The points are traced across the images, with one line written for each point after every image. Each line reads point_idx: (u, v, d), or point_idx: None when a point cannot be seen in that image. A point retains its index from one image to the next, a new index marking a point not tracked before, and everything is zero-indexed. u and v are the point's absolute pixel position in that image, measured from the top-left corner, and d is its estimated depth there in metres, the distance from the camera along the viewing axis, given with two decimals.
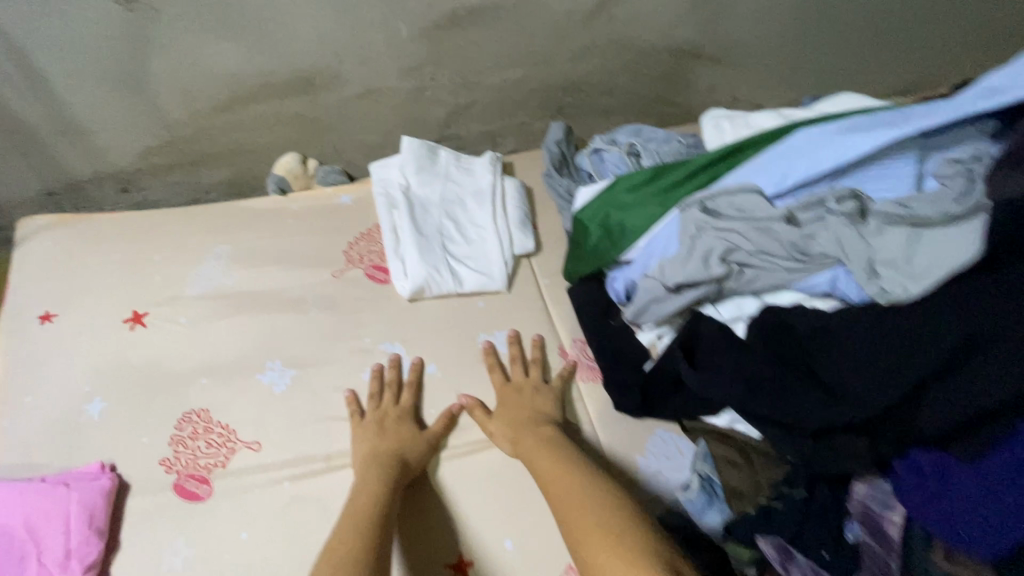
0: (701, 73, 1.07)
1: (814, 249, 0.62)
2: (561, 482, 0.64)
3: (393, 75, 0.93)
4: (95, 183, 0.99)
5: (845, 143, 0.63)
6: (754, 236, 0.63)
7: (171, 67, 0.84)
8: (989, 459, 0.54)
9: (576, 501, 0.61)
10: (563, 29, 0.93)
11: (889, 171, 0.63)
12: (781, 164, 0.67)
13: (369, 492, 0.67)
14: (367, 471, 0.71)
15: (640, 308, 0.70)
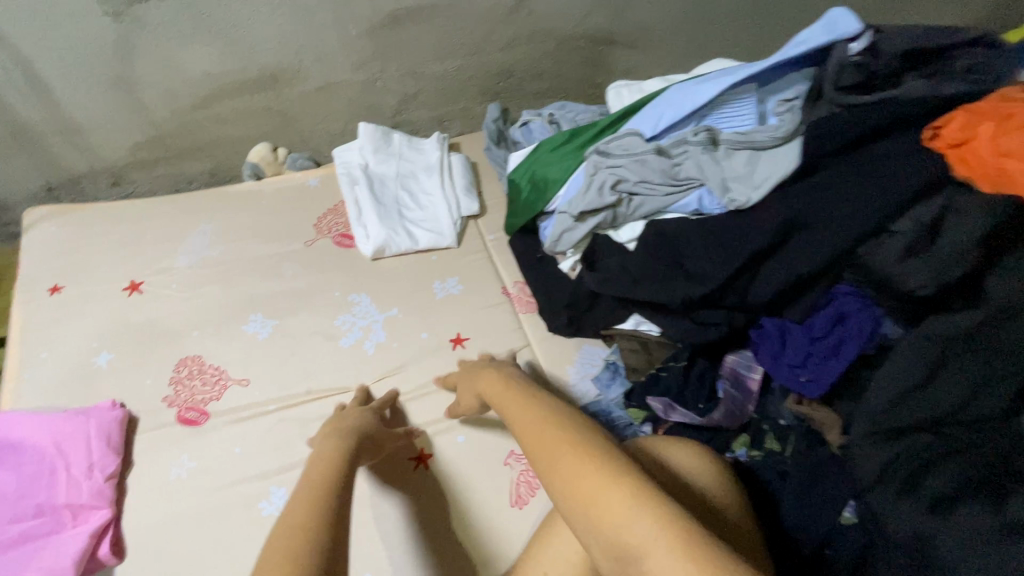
0: (618, 57, 1.24)
1: (682, 174, 0.78)
2: (524, 413, 0.55)
3: (347, 69, 1.09)
4: (90, 177, 1.13)
5: (701, 91, 0.80)
6: (636, 168, 0.80)
7: (153, 70, 0.99)
8: (813, 318, 0.71)
9: (540, 421, 0.52)
10: (491, 23, 1.10)
11: (738, 111, 0.80)
12: (656, 113, 0.84)
13: (332, 450, 0.61)
14: (326, 440, 0.66)
15: (556, 239, 0.85)
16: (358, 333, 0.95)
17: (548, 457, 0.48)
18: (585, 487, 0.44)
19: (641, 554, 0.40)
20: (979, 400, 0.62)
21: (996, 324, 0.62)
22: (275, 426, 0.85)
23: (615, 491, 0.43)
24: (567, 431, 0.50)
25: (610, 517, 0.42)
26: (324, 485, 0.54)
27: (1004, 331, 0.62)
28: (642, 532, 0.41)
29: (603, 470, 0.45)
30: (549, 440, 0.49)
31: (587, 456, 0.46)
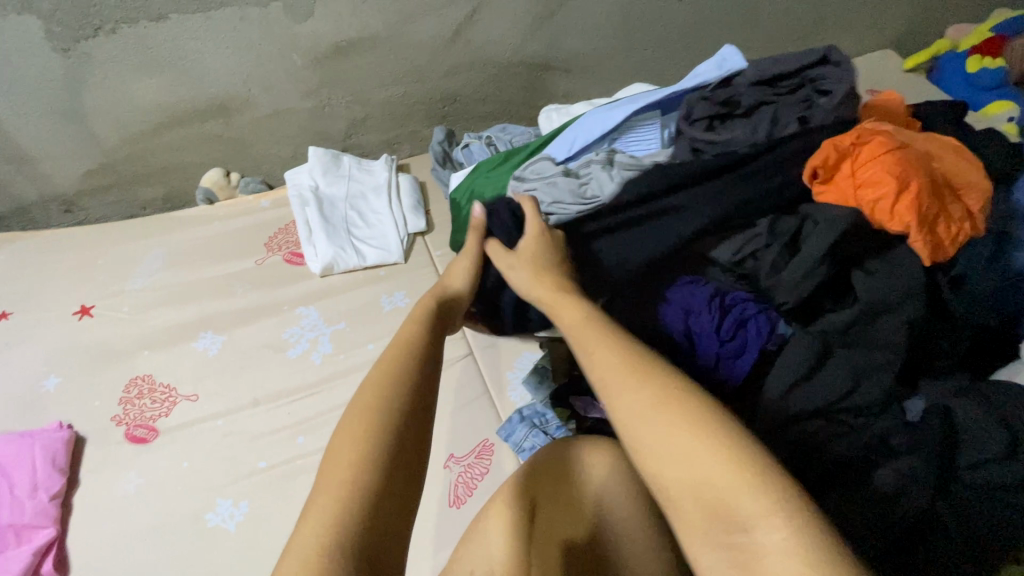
0: (556, 80, 1.32)
1: (589, 193, 0.85)
2: (604, 359, 0.52)
3: (295, 97, 1.14)
4: (42, 205, 1.15)
5: (608, 117, 0.92)
6: (548, 190, 0.86)
7: (103, 101, 1.03)
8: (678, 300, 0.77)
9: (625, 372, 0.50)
10: (432, 52, 1.16)
11: (642, 135, 0.92)
12: (571, 137, 0.95)
13: (375, 406, 0.51)
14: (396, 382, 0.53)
15: None
16: (304, 345, 0.99)
17: (641, 420, 0.46)
18: (699, 460, 0.43)
19: (750, 531, 0.39)
20: (865, 388, 0.69)
21: (869, 321, 0.71)
22: (223, 441, 0.87)
23: (726, 464, 0.42)
24: (665, 397, 0.47)
25: (720, 490, 0.41)
26: (361, 473, 0.46)
27: (874, 327, 0.71)
28: (764, 512, 0.40)
29: (724, 448, 0.43)
30: (652, 405, 0.47)
31: (700, 427, 0.44)
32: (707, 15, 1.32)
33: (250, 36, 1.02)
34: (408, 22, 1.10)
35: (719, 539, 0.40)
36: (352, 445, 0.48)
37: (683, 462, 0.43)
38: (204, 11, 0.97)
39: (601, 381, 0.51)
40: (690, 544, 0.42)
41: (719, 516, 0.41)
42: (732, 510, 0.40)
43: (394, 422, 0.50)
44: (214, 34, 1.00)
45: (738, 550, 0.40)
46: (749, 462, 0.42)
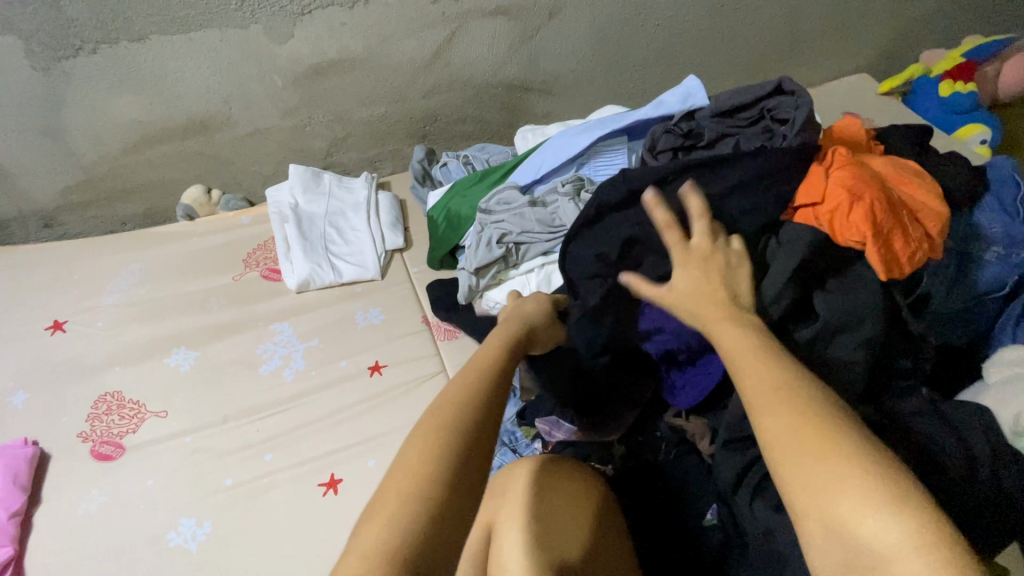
0: (535, 101, 1.34)
1: (558, 222, 0.90)
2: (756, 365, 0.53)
3: (275, 116, 1.16)
4: (21, 220, 1.16)
5: (573, 144, 0.95)
6: (516, 222, 0.91)
7: (82, 119, 1.04)
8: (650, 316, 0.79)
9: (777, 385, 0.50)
10: (411, 73, 1.19)
11: (607, 160, 0.95)
12: (539, 164, 0.98)
13: (449, 430, 0.49)
14: (461, 403, 0.52)
15: (467, 293, 0.94)
16: (277, 361, 0.99)
17: (790, 441, 0.47)
18: (847, 494, 0.42)
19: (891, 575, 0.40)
20: None
21: (827, 340, 0.71)
22: (189, 458, 0.87)
23: (872, 505, 0.42)
24: (812, 414, 0.47)
25: (860, 530, 0.41)
26: (431, 490, 0.45)
27: (833, 346, 0.71)
28: (913, 562, 0.39)
29: (881, 489, 0.42)
30: (803, 430, 0.46)
31: (856, 459, 0.44)
32: (682, 40, 1.36)
33: (230, 56, 1.04)
34: (387, 44, 1.12)
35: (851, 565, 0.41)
36: (422, 461, 0.47)
37: (828, 493, 0.43)
38: (184, 31, 0.98)
39: (752, 398, 0.51)
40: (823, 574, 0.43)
41: (857, 553, 0.41)
42: (878, 554, 0.40)
43: (462, 448, 0.48)
44: (194, 54, 1.02)
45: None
46: (907, 501, 0.41)
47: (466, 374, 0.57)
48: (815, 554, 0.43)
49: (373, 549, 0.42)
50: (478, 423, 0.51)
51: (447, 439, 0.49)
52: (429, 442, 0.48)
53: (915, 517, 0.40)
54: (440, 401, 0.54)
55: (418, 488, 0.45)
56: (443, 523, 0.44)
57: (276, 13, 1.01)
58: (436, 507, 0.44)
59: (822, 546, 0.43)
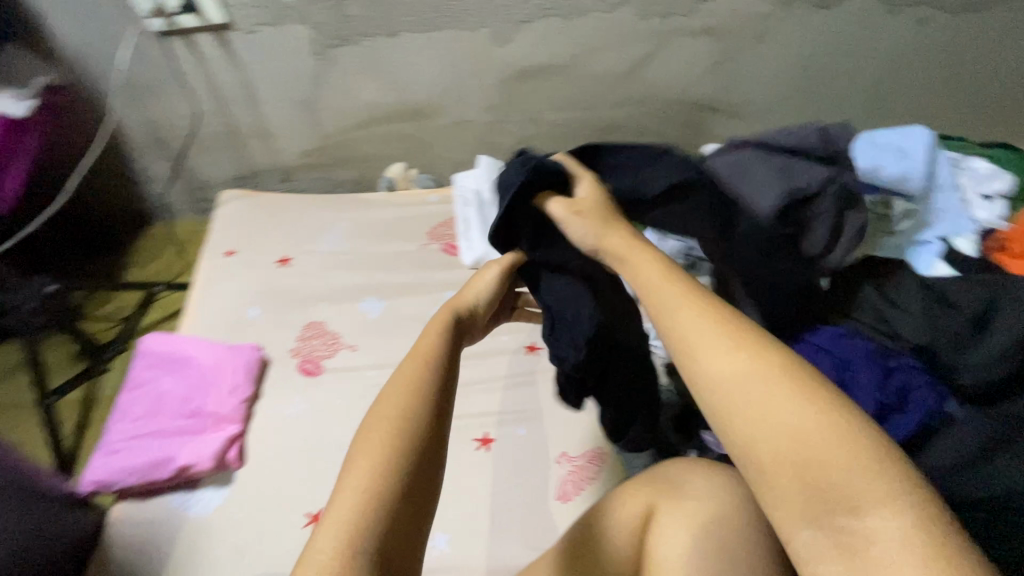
0: (719, 124, 1.36)
1: None
2: (702, 322, 0.49)
3: (478, 110, 1.30)
4: (267, 174, 1.39)
5: None
6: None
7: (333, 95, 1.25)
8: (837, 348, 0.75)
9: (723, 345, 0.47)
10: (605, 83, 1.27)
11: None
12: None
13: (392, 431, 0.49)
14: (397, 402, 0.52)
15: None
16: None
17: (749, 405, 0.44)
18: (802, 437, 0.41)
19: (858, 513, 0.38)
20: None
21: None
22: (371, 390, 1.01)
23: (843, 457, 0.40)
24: (769, 372, 0.44)
25: (834, 481, 0.40)
26: (377, 507, 0.45)
27: None
28: (875, 498, 0.38)
29: (834, 425, 0.41)
30: (746, 375, 0.45)
31: (804, 398, 0.43)
32: (893, 77, 1.28)
33: (457, 53, 1.19)
34: (592, 55, 1.21)
35: (825, 521, 0.39)
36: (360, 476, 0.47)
37: (775, 437, 0.42)
38: (428, 30, 1.15)
39: (697, 356, 0.47)
40: (786, 521, 0.41)
41: (817, 494, 0.40)
42: (842, 492, 0.39)
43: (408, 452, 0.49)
44: (429, 49, 1.18)
45: (840, 537, 0.39)
46: (862, 438, 0.41)
47: (408, 364, 0.56)
48: (770, 499, 0.42)
49: (330, 555, 0.43)
50: (424, 401, 0.53)
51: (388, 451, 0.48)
52: (375, 453, 0.48)
53: (881, 468, 0.39)
54: (378, 403, 0.53)
55: (360, 510, 0.45)
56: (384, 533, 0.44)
57: (504, 19, 1.14)
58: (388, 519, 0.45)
59: (781, 495, 0.41)
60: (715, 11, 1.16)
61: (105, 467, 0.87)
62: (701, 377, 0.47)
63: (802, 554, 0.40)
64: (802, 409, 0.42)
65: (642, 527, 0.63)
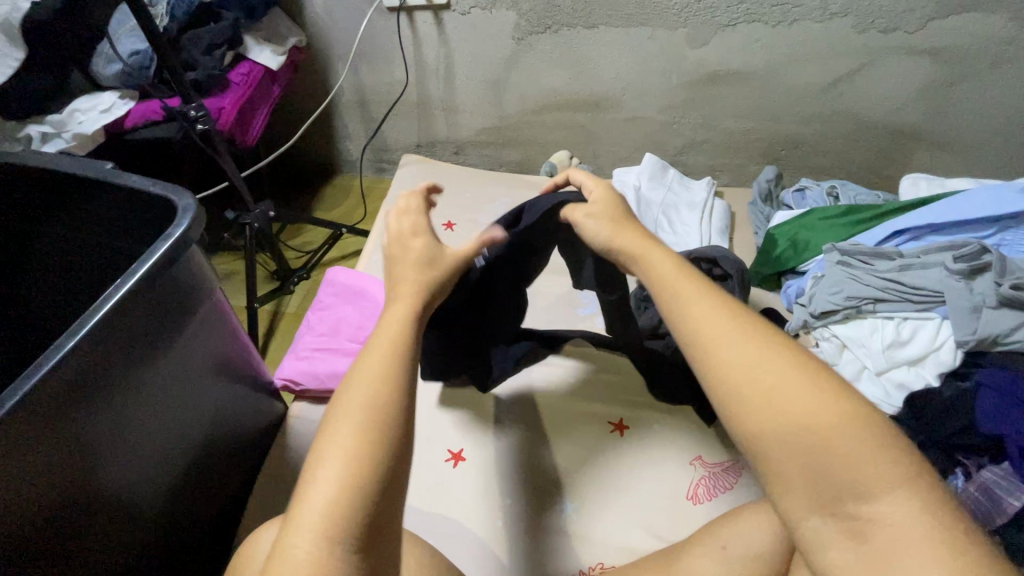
0: (917, 154, 1.27)
1: (934, 288, 0.82)
2: (694, 309, 0.46)
3: (656, 109, 1.31)
4: (443, 145, 1.52)
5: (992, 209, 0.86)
6: (877, 276, 0.86)
7: (521, 80, 1.33)
8: None
9: (715, 329, 0.44)
10: (798, 96, 1.23)
11: None
12: (930, 216, 0.90)
13: (370, 411, 0.47)
14: (369, 385, 0.49)
15: (796, 326, 0.91)
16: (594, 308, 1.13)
17: (748, 389, 0.41)
18: (808, 424, 0.39)
19: (864, 498, 0.36)
20: None
21: None
22: None
23: (855, 442, 0.38)
24: (765, 352, 0.42)
25: (841, 467, 0.37)
26: (355, 502, 0.44)
27: None
28: (885, 483, 0.36)
29: (840, 411, 0.39)
30: (747, 362, 0.42)
31: (807, 382, 0.40)
32: None
33: (649, 51, 1.21)
34: (791, 66, 1.18)
35: (833, 514, 0.37)
36: (350, 460, 0.45)
37: (775, 424, 0.39)
38: (626, 26, 1.18)
39: (691, 339, 0.45)
40: (789, 510, 0.39)
41: (822, 480, 0.37)
42: (853, 482, 0.37)
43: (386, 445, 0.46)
44: (623, 43, 1.21)
45: (852, 528, 0.37)
46: (864, 423, 0.39)
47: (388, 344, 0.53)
48: (773, 485, 0.40)
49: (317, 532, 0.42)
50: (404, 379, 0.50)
51: (366, 441, 0.46)
52: (348, 443, 0.46)
53: (894, 458, 0.37)
54: (353, 384, 0.50)
55: (334, 504, 0.43)
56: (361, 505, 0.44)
57: (706, 21, 1.14)
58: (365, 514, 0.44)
59: (789, 481, 0.39)
60: (945, 31, 1.08)
61: (295, 368, 1.01)
62: (699, 360, 0.44)
63: (807, 544, 0.38)
64: (800, 393, 0.40)
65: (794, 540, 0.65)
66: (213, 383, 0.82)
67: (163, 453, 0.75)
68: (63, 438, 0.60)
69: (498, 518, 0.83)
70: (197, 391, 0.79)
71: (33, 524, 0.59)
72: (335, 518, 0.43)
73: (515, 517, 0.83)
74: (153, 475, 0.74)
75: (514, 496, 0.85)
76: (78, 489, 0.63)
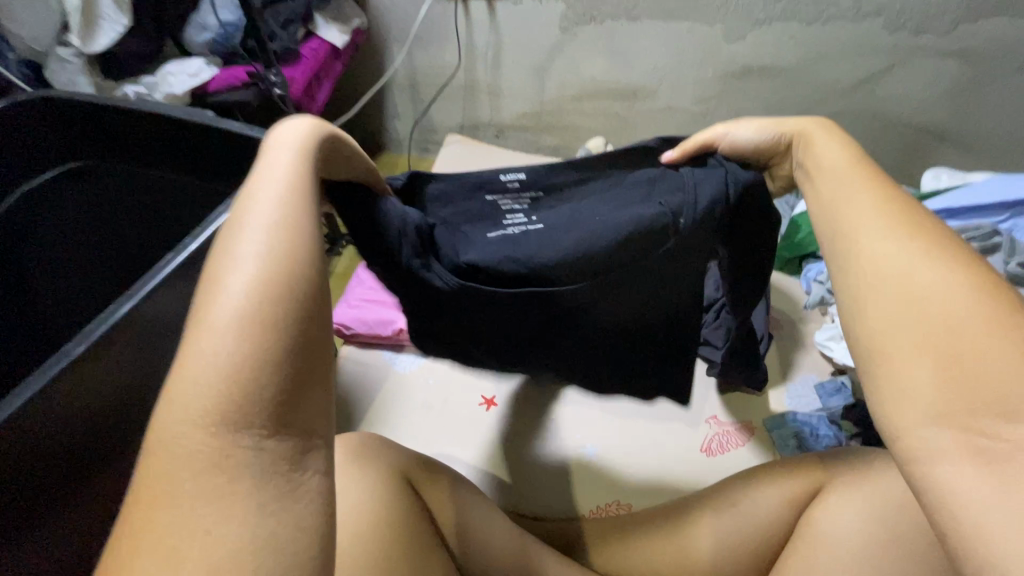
0: (942, 152, 1.32)
1: None
2: (881, 238, 0.50)
3: (690, 101, 1.39)
4: (485, 128, 1.61)
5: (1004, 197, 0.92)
6: None
7: (563, 68, 1.41)
8: None
9: (901, 257, 0.48)
10: (827, 92, 1.29)
11: None
12: (946, 201, 0.96)
13: (265, 274, 0.37)
14: (258, 233, 0.40)
15: None
16: None
17: (916, 310, 0.45)
18: (958, 332, 0.43)
19: (1000, 418, 0.40)
20: None
21: None
22: None
23: (1008, 366, 0.40)
24: (953, 278, 0.45)
25: (981, 381, 0.41)
26: (238, 383, 0.34)
27: None
28: (1023, 409, 0.39)
29: (1001, 328, 0.42)
30: (915, 280, 0.46)
31: (968, 296, 0.44)
32: None
33: (688, 45, 1.29)
34: (822, 64, 1.25)
35: (961, 422, 0.41)
36: (230, 331, 0.35)
37: (919, 340, 0.44)
38: (667, 20, 1.26)
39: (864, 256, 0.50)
40: (904, 416, 0.43)
41: (958, 386, 0.41)
42: (990, 394, 0.40)
43: (285, 304, 0.37)
44: (662, 37, 1.29)
45: (976, 440, 0.40)
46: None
47: (278, 191, 0.43)
48: (896, 393, 0.44)
49: (204, 416, 0.33)
50: (294, 241, 0.40)
51: (258, 295, 0.36)
52: (231, 316, 0.35)
53: None
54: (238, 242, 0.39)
55: (226, 379, 0.34)
56: (250, 386, 0.34)
57: (743, 18, 1.22)
58: (268, 388, 0.35)
59: (918, 390, 0.43)
60: (973, 34, 1.14)
61: (347, 315, 1.11)
62: (864, 280, 0.49)
63: (916, 450, 0.43)
64: (976, 318, 0.43)
65: (804, 498, 0.71)
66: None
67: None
68: (130, 357, 0.70)
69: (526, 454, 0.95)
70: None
71: (96, 423, 0.69)
72: (230, 386, 0.34)
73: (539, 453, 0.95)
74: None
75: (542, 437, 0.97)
76: (153, 375, 0.75)
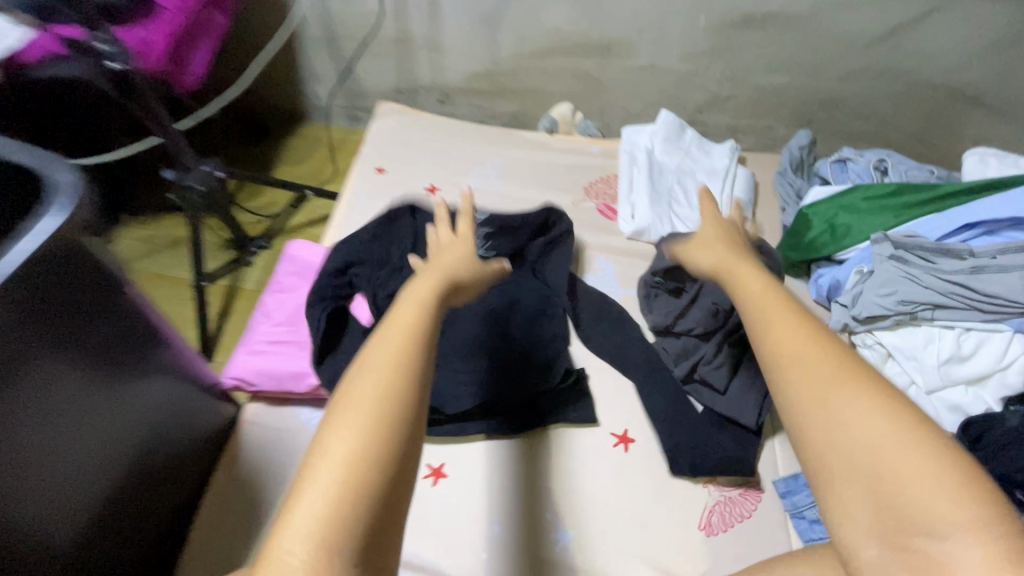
0: (973, 119, 1.10)
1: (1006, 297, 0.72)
2: (799, 334, 0.45)
3: (676, 58, 1.12)
4: (426, 92, 1.30)
5: None
6: (938, 280, 0.74)
7: (520, 15, 1.11)
8: None
9: (810, 350, 0.44)
10: (845, 47, 1.04)
11: None
12: (1003, 206, 0.78)
13: (378, 401, 0.42)
14: (383, 361, 0.44)
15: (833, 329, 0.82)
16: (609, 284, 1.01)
17: (816, 405, 0.41)
18: (886, 448, 0.38)
19: (935, 534, 0.35)
20: None
21: None
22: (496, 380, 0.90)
23: (930, 474, 0.36)
24: (856, 380, 0.41)
25: (908, 497, 0.36)
26: (341, 506, 0.38)
27: None
28: (967, 523, 0.34)
29: (919, 446, 0.37)
30: (831, 384, 0.41)
31: (871, 412, 0.39)
32: None
33: None
34: (842, 10, 0.99)
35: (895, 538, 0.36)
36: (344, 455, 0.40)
37: (850, 452, 0.39)
38: None
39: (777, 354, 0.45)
40: (847, 534, 0.38)
41: (895, 518, 0.36)
42: (917, 513, 0.35)
43: (391, 432, 0.41)
44: None
45: (913, 558, 0.35)
46: (947, 465, 0.37)
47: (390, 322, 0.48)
48: (837, 506, 0.38)
49: (305, 540, 0.37)
50: (406, 360, 0.44)
51: (365, 428, 0.41)
52: (347, 445, 0.40)
53: (978, 505, 0.35)
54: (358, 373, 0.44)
55: (330, 505, 0.38)
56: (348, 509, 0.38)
57: None
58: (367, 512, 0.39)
59: (852, 502, 0.38)
60: None
61: (247, 365, 0.86)
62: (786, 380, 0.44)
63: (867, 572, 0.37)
64: (873, 413, 0.39)
65: None
66: (157, 371, 0.64)
67: (106, 451, 0.58)
68: None
69: (483, 548, 0.73)
70: (141, 383, 0.62)
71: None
72: (336, 512, 0.38)
73: (500, 548, 0.73)
74: (87, 482, 0.56)
75: (504, 522, 0.75)
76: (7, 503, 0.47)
